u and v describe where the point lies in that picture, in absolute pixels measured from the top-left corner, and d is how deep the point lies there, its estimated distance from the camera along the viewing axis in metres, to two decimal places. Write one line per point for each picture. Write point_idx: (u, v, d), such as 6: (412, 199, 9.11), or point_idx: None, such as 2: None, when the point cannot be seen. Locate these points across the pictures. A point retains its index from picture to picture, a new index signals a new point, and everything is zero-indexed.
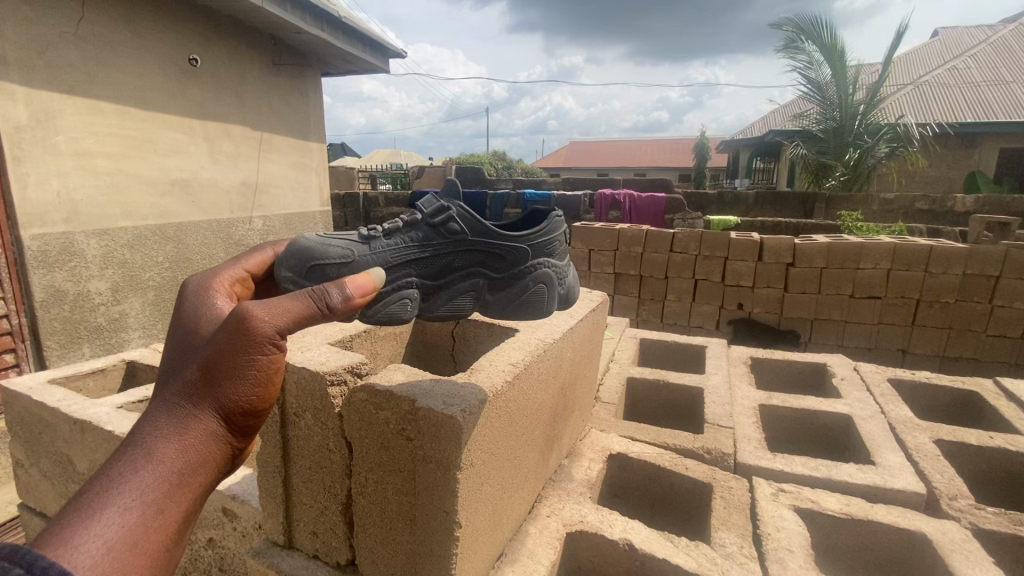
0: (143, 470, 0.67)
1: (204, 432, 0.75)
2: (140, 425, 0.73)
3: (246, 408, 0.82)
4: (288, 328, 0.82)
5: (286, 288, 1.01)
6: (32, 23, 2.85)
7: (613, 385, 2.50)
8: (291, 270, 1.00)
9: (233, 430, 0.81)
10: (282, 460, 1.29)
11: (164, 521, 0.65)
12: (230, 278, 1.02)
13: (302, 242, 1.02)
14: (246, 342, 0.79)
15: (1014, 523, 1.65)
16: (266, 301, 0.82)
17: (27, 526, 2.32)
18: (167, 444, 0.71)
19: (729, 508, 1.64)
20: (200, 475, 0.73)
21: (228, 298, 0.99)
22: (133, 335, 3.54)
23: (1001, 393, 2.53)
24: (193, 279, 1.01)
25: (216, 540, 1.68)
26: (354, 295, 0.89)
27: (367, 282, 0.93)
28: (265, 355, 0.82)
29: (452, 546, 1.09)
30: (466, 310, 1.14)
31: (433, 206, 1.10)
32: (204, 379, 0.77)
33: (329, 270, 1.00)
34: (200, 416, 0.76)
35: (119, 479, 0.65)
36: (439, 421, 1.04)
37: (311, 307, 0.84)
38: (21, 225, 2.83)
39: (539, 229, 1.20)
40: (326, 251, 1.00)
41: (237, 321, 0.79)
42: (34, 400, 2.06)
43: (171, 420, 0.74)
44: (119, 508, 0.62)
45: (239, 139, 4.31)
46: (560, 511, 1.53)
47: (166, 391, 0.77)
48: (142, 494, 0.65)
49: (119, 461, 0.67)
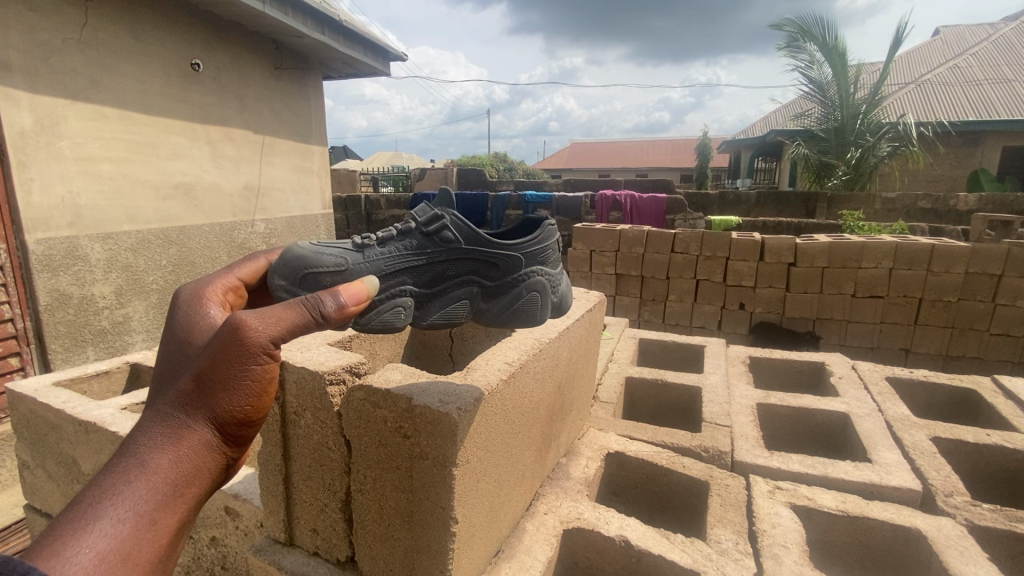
0: (136, 481, 0.69)
1: (198, 442, 0.78)
2: (135, 435, 0.76)
3: (240, 417, 0.84)
4: (281, 338, 0.84)
5: (280, 296, 1.04)
6: (36, 30, 2.89)
7: (612, 385, 2.52)
8: (285, 278, 1.03)
9: (227, 440, 0.84)
10: (283, 459, 1.31)
11: (156, 532, 0.68)
12: (223, 287, 1.05)
13: (296, 250, 1.04)
14: (241, 353, 0.82)
15: (1010, 519, 1.66)
16: (259, 310, 0.84)
17: (32, 527, 2.35)
18: (161, 455, 0.74)
19: (725, 506, 1.65)
20: (194, 485, 0.75)
21: (221, 307, 1.02)
22: (137, 338, 3.57)
23: (999, 391, 2.54)
24: (187, 288, 1.04)
25: (219, 538, 1.70)
26: (347, 304, 0.91)
27: (360, 291, 0.95)
28: (259, 366, 0.83)
29: (449, 542, 1.11)
30: (461, 318, 1.16)
31: (427, 215, 1.13)
32: (198, 390, 0.80)
33: (323, 277, 1.02)
34: (194, 426, 0.78)
35: (112, 490, 0.67)
36: (436, 418, 1.06)
37: (306, 316, 0.86)
38: (25, 230, 2.87)
39: (532, 237, 1.22)
40: (320, 259, 1.03)
41: (231, 332, 0.81)
42: (39, 402, 2.09)
43: (165, 431, 0.76)
44: (111, 519, 0.65)
45: (242, 143, 4.34)
46: (557, 508, 1.55)
47: (160, 401, 0.79)
48: (135, 506, 0.67)
49: (112, 472, 0.70)
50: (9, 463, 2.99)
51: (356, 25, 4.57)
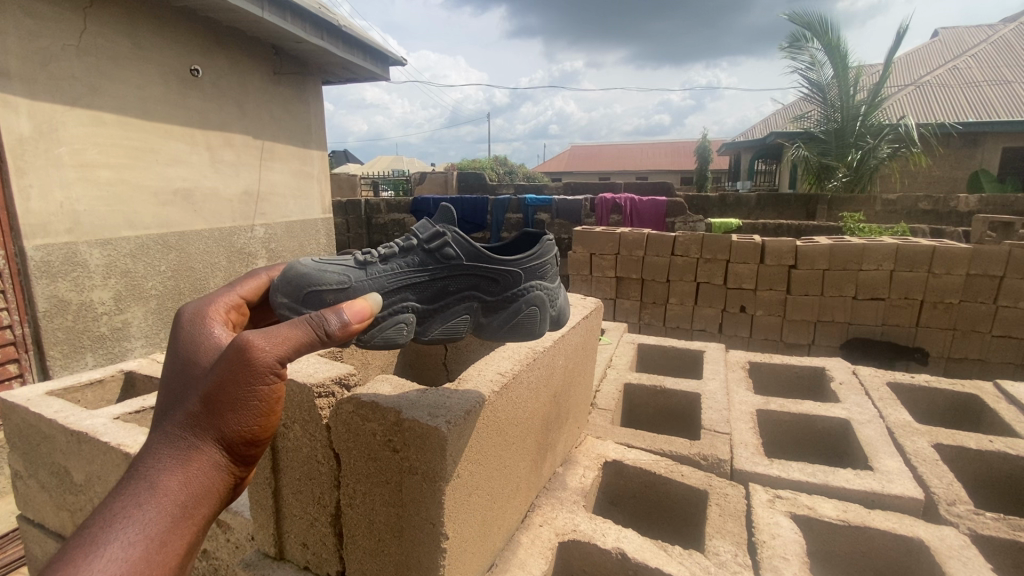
0: (147, 504, 0.70)
1: (207, 463, 0.78)
2: (144, 456, 0.76)
3: (248, 437, 0.83)
4: (288, 357, 0.82)
5: (282, 314, 1.01)
6: (34, 36, 2.88)
7: (610, 391, 2.50)
8: (287, 296, 1.00)
9: (235, 459, 0.83)
10: (272, 472, 1.29)
11: (167, 554, 0.69)
12: (225, 305, 1.04)
13: (298, 267, 1.02)
14: (248, 373, 0.80)
15: (1013, 529, 1.64)
16: (265, 329, 0.82)
17: (25, 539, 2.32)
18: (171, 477, 0.74)
19: (724, 516, 1.62)
20: (204, 506, 0.76)
21: (225, 325, 1.00)
22: (135, 344, 3.54)
23: (1002, 396, 2.50)
24: (189, 307, 1.02)
25: (210, 550, 1.68)
26: (351, 321, 0.88)
27: (364, 308, 0.92)
28: (266, 385, 0.82)
29: (439, 558, 1.09)
30: (463, 332, 1.13)
31: (429, 231, 1.11)
32: (206, 412, 0.79)
33: (326, 295, 1.00)
34: (202, 447, 0.78)
35: (123, 513, 0.68)
36: (425, 431, 1.04)
37: (311, 334, 0.84)
38: (23, 236, 2.86)
39: (532, 252, 1.19)
40: (323, 277, 1.00)
41: (238, 352, 0.80)
42: (30, 412, 2.07)
43: (174, 452, 0.76)
44: (122, 542, 0.66)
45: (241, 148, 4.32)
46: (553, 519, 1.53)
47: (169, 423, 0.79)
48: (145, 528, 0.68)
49: (123, 494, 0.70)
50: (6, 470, 2.96)
51: (355, 30, 4.56)
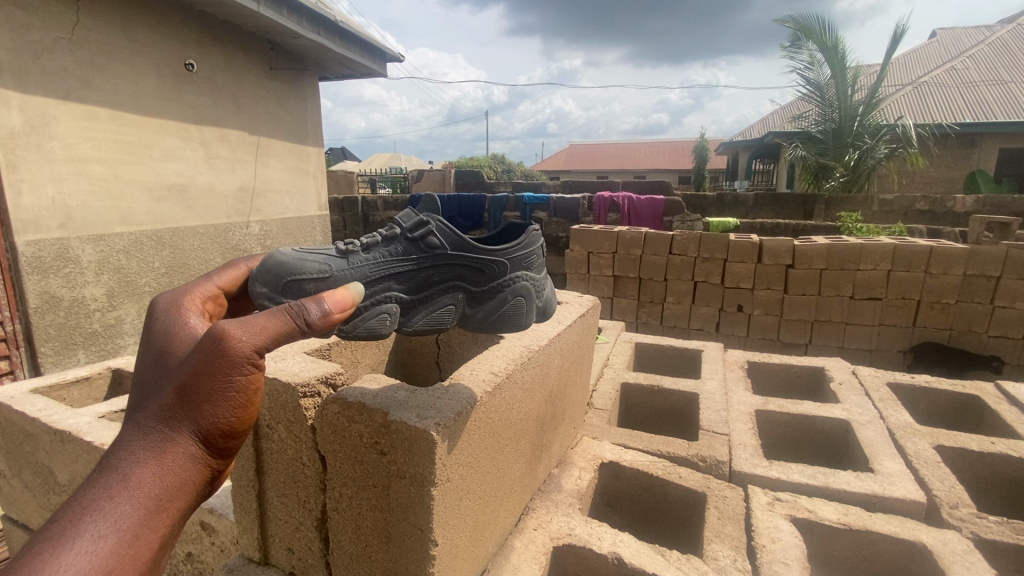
0: (119, 496, 0.66)
1: (182, 455, 0.74)
2: (115, 449, 0.71)
3: (225, 429, 0.79)
4: (266, 347, 0.78)
5: (261, 304, 0.96)
6: (26, 28, 2.83)
7: (606, 390, 2.46)
8: (266, 285, 0.95)
9: (212, 452, 0.79)
10: (256, 474, 1.25)
11: (140, 548, 0.65)
12: (201, 295, 0.99)
13: (277, 257, 0.97)
14: (224, 363, 0.76)
15: (1017, 532, 1.60)
16: (242, 318, 0.78)
17: (9, 540, 2.27)
18: (143, 470, 0.69)
19: (723, 519, 1.58)
20: (179, 499, 0.72)
21: (201, 316, 0.95)
22: (128, 341, 3.49)
23: (1003, 397, 2.47)
24: (163, 297, 0.97)
25: (195, 554, 1.63)
26: (332, 311, 0.84)
27: (346, 297, 0.88)
28: (243, 376, 0.78)
29: (427, 564, 1.05)
30: (448, 323, 1.08)
31: (412, 220, 1.06)
32: (181, 403, 0.75)
33: (307, 285, 0.95)
34: (178, 438, 0.74)
35: (94, 507, 0.64)
36: (412, 434, 0.99)
37: (290, 324, 0.80)
38: (14, 231, 2.81)
39: (517, 242, 1.15)
40: (304, 266, 0.96)
41: (214, 340, 0.75)
42: (14, 409, 2.02)
43: (146, 444, 0.72)
44: (93, 536, 0.61)
45: (236, 144, 4.26)
46: (547, 523, 1.49)
47: (141, 414, 0.75)
48: (117, 522, 0.64)
49: (93, 487, 0.66)
50: None
51: (353, 25, 4.50)
